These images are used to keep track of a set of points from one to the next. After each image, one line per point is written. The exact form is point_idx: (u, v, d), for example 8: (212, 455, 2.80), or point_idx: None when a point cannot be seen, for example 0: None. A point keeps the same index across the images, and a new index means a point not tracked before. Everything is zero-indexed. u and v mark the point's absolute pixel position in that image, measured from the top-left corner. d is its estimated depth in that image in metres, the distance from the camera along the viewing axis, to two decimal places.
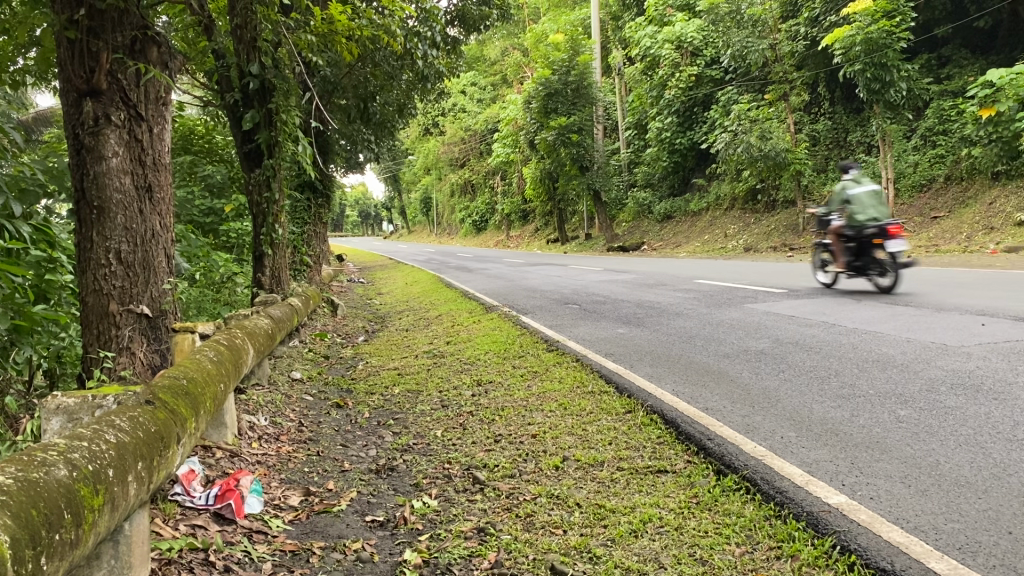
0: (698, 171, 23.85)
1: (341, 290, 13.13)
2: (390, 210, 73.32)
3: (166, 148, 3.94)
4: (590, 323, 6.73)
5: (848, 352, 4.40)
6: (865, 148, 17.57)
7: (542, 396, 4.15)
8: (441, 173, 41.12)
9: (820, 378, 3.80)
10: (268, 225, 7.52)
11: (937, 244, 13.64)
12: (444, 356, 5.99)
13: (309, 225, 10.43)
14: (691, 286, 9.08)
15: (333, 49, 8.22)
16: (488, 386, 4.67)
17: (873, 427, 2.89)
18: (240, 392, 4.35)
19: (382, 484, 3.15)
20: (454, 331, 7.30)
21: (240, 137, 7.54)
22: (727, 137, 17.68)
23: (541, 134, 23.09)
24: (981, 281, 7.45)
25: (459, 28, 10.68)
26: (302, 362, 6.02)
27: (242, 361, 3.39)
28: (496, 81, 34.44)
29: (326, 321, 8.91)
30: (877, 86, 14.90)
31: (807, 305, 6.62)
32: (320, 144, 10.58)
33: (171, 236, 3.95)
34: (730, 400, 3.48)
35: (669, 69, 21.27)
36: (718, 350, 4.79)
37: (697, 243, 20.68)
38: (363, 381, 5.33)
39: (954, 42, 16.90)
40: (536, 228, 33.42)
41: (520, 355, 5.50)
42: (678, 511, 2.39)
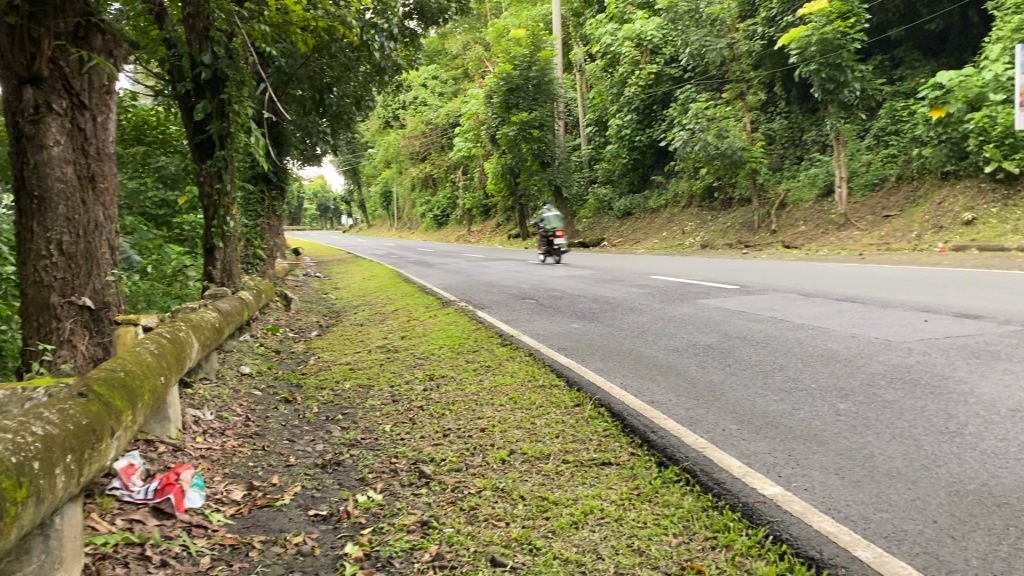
0: (657, 168, 24.05)
1: (297, 284, 13.01)
2: (350, 204, 72.87)
3: (111, 137, 3.86)
4: (544, 318, 6.75)
5: (793, 347, 4.48)
6: (820, 147, 18.10)
7: (493, 390, 4.16)
8: (402, 167, 40.93)
9: (765, 372, 3.85)
10: (219, 217, 7.42)
11: (888, 242, 13.92)
12: (398, 350, 5.97)
13: (263, 218, 10.32)
14: (647, 282, 9.16)
15: (288, 39, 8.13)
16: (439, 380, 4.67)
17: (813, 420, 2.94)
18: (186, 386, 4.29)
19: (328, 478, 3.13)
20: (409, 325, 7.29)
21: (191, 128, 7.47)
22: (684, 135, 17.84)
23: (502, 129, 23.08)
24: (926, 279, 7.63)
25: (418, 21, 10.64)
26: (252, 356, 5.96)
27: (186, 354, 3.33)
28: (458, 75, 34.39)
29: (279, 315, 8.82)
30: (832, 86, 15.21)
31: (757, 301, 6.71)
32: (275, 136, 10.49)
33: (115, 227, 3.88)
34: (676, 394, 3.52)
35: (629, 66, 21.45)
36: (669, 345, 4.84)
37: (656, 240, 20.85)
38: (314, 376, 5.29)
39: (906, 44, 17.25)
40: (498, 223, 33.46)
41: (473, 349, 5.51)
42: (619, 502, 2.42)
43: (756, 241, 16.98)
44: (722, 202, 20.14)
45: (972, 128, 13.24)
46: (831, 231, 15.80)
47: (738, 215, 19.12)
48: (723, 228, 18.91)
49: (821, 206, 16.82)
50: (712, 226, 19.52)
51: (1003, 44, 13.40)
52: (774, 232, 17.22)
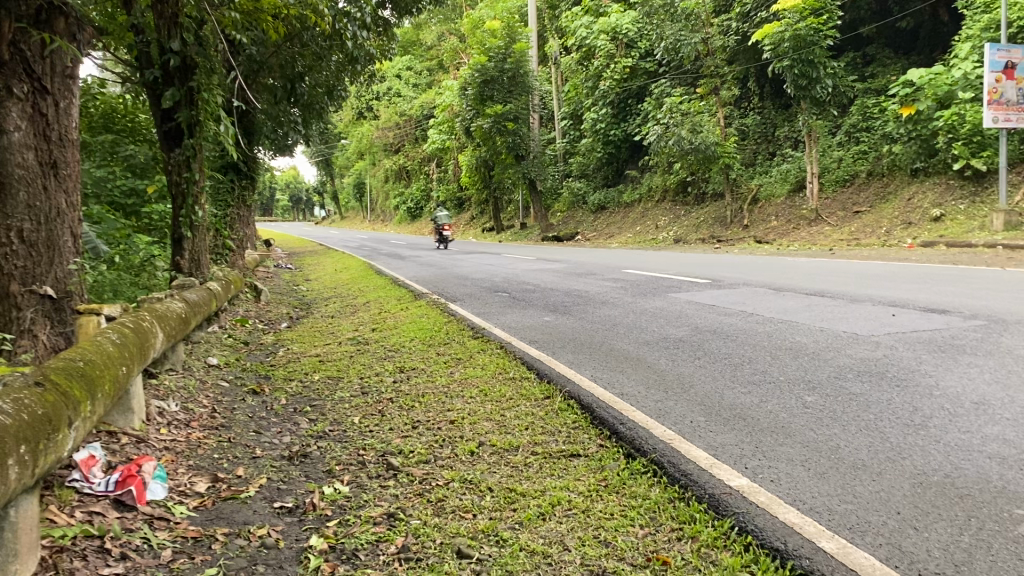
0: (631, 163, 24.13)
1: (268, 276, 12.88)
2: (323, 196, 72.37)
3: (73, 123, 3.79)
4: (516, 311, 6.73)
5: (762, 340, 4.50)
6: (793, 143, 18.24)
7: (464, 382, 4.14)
8: (376, 158, 40.66)
9: (734, 365, 3.87)
10: (188, 206, 7.33)
11: (858, 238, 14.06)
12: (368, 343, 5.93)
13: (233, 208, 10.21)
14: (620, 276, 9.19)
15: (260, 26, 8.03)
16: (410, 372, 4.64)
17: (780, 412, 2.96)
18: (151, 377, 4.23)
19: (294, 471, 3.10)
20: (381, 317, 7.25)
21: (159, 115, 7.30)
22: (659, 130, 17.90)
23: (477, 121, 23.01)
24: (894, 274, 7.71)
25: (392, 11, 10.56)
26: (220, 348, 5.90)
27: (150, 345, 3.27)
28: (433, 67, 34.31)
29: (249, 306, 8.72)
30: (804, 82, 15.34)
31: (729, 295, 6.75)
32: (246, 125, 10.38)
33: (77, 214, 3.80)
34: (645, 386, 3.52)
35: (604, 60, 21.51)
36: (639, 338, 4.84)
37: (629, 234, 20.92)
38: (282, 368, 5.24)
39: (877, 42, 17.46)
40: (472, 216, 33.40)
41: (445, 342, 5.49)
42: (586, 494, 2.41)
43: (728, 236, 17.07)
44: (695, 197, 20.23)
45: (941, 126, 13.44)
46: (802, 226, 15.93)
47: (711, 210, 19.24)
48: (696, 223, 19.00)
49: (793, 202, 16.95)
50: (685, 221, 19.61)
51: (972, 42, 13.60)
52: (746, 227, 17.33)
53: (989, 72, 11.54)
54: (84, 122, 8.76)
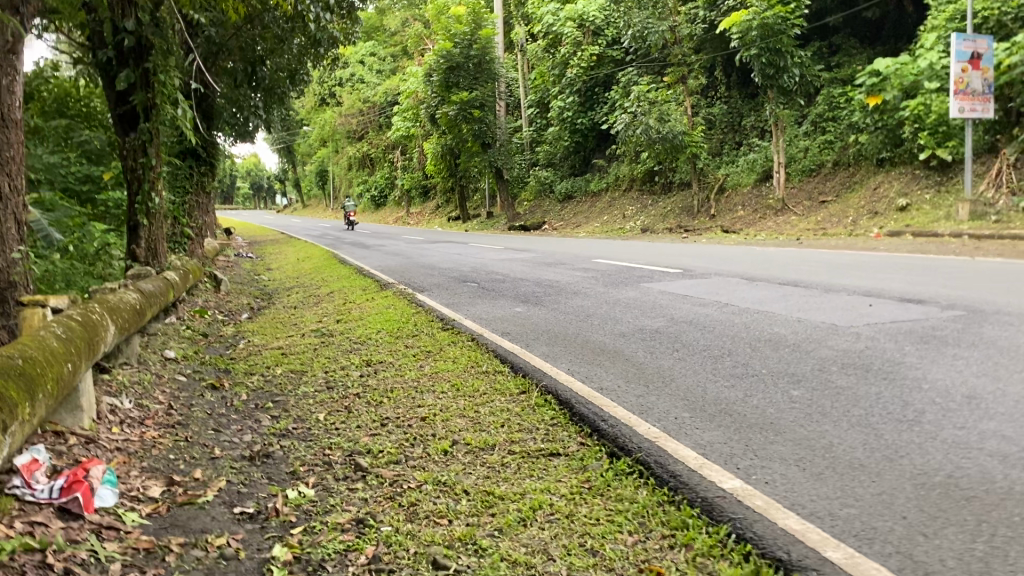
0: (598, 151, 24.07)
1: (229, 265, 12.57)
2: (286, 184, 71.53)
3: (17, 102, 3.55)
4: (486, 301, 6.56)
5: (740, 332, 4.39)
6: (759, 133, 18.28)
7: (433, 376, 3.98)
8: (339, 145, 40.13)
9: (714, 357, 3.75)
10: (144, 192, 7.05)
11: (824, 227, 14.10)
12: (333, 335, 5.74)
13: (192, 195, 9.91)
14: (590, 265, 9.08)
15: (218, 6, 7.76)
16: (378, 365, 4.47)
17: (767, 407, 2.84)
18: (104, 371, 4.01)
19: (256, 472, 2.92)
20: (346, 308, 7.05)
21: (114, 98, 7.04)
22: (625, 119, 17.82)
23: (443, 109, 22.73)
24: (865, 264, 7.69)
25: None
26: (177, 340, 5.67)
27: (100, 338, 3.06)
28: (398, 53, 33.97)
29: (209, 297, 8.46)
30: (772, 71, 15.36)
31: (701, 284, 6.65)
32: (204, 109, 10.08)
33: (21, 199, 3.55)
34: (624, 380, 3.38)
35: (571, 48, 21.36)
36: (615, 329, 4.70)
37: (597, 223, 20.82)
38: (243, 361, 5.03)
39: (843, 32, 17.54)
40: (437, 204, 33.13)
41: (413, 333, 5.31)
42: (569, 497, 2.27)
43: (695, 226, 17.03)
44: (662, 186, 20.22)
45: (907, 116, 13.52)
46: (768, 216, 15.95)
47: (677, 199, 19.22)
48: (663, 213, 18.96)
49: (759, 191, 16.99)
50: (652, 210, 19.60)
51: (938, 33, 13.69)
52: (713, 216, 17.33)
53: (956, 62, 11.60)
54: (37, 106, 8.40)
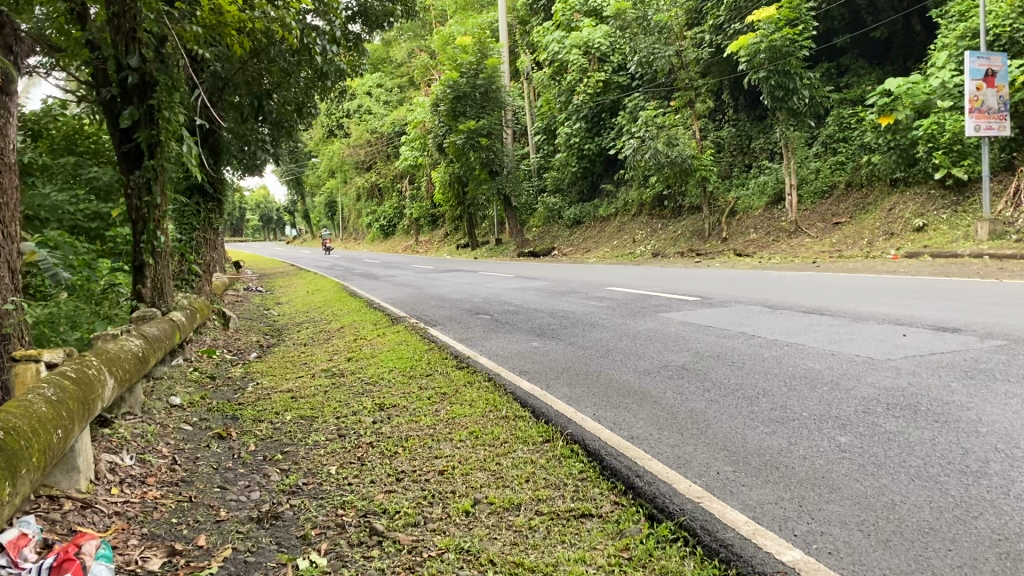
0: (606, 177, 23.97)
1: (237, 300, 12.41)
2: (294, 214, 71.80)
3: (9, 144, 3.42)
4: (501, 335, 6.34)
5: (772, 368, 4.17)
6: (769, 155, 18.13)
7: (450, 423, 3.76)
8: (347, 176, 40.17)
9: (748, 398, 3.53)
10: (150, 232, 6.89)
11: (840, 249, 13.88)
12: (344, 375, 5.52)
13: (199, 231, 9.77)
14: (604, 294, 8.87)
15: (223, 41, 7.67)
16: (392, 410, 4.25)
17: (815, 459, 2.62)
18: (105, 424, 3.80)
19: (264, 537, 2.70)
20: (356, 345, 6.84)
21: (117, 136, 6.85)
22: (634, 143, 17.70)
23: (450, 138, 22.65)
24: (887, 288, 7.48)
25: (362, 25, 10.51)
26: (184, 384, 5.48)
27: (95, 397, 2.84)
28: (404, 83, 34.20)
29: (217, 335, 8.28)
30: (781, 93, 15.20)
31: (722, 314, 6.44)
32: (211, 145, 9.97)
33: (15, 246, 3.40)
34: (656, 427, 3.16)
35: (576, 74, 21.27)
36: (639, 366, 4.48)
37: (607, 248, 20.64)
38: (251, 407, 4.81)
39: (852, 53, 17.43)
40: (446, 233, 33.06)
41: (427, 373, 5.09)
42: (608, 569, 2.04)
43: (708, 250, 16.82)
44: (672, 210, 20.05)
45: (920, 135, 13.36)
46: (781, 238, 15.73)
47: (688, 223, 19.04)
48: (674, 237, 18.76)
49: (771, 214, 16.78)
50: (662, 234, 19.42)
51: (948, 51, 13.54)
52: (725, 240, 17.13)
53: (970, 80, 11.42)
54: (46, 144, 8.35)
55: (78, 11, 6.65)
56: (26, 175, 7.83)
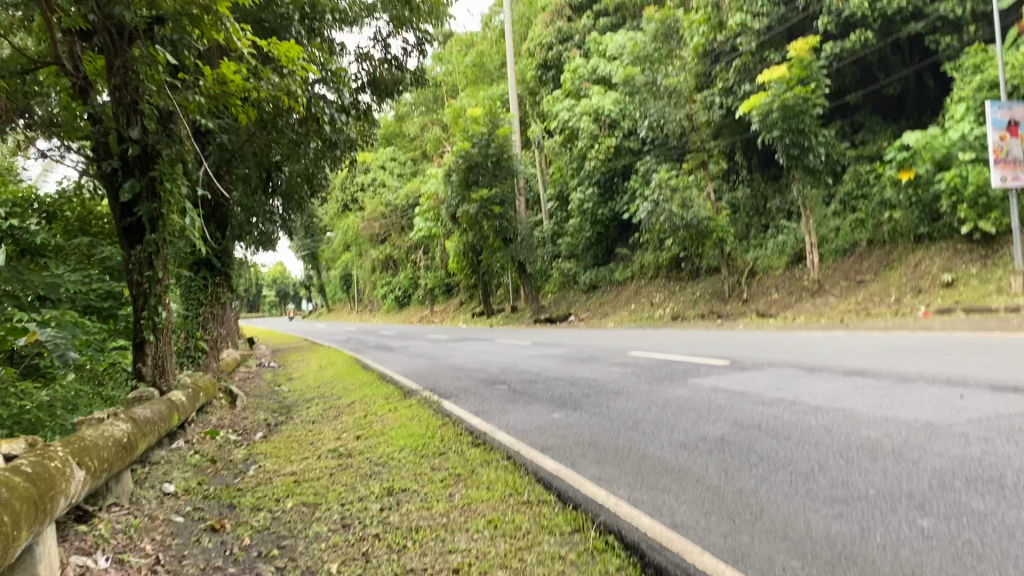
0: (621, 241, 23.80)
1: (248, 377, 12.08)
2: (309, 288, 72.17)
3: None
4: (519, 407, 5.92)
5: (823, 438, 3.75)
6: (786, 215, 17.87)
7: (465, 509, 3.35)
8: (361, 249, 40.23)
9: (803, 475, 3.12)
10: (150, 307, 6.58)
11: (867, 307, 13.44)
12: (352, 456, 5.12)
13: (205, 306, 9.50)
14: (626, 359, 8.49)
15: (228, 111, 7.47)
16: (402, 495, 3.84)
17: (898, 548, 2.22)
18: (83, 518, 3.43)
19: None
20: (366, 422, 6.44)
21: (118, 210, 6.66)
22: (649, 206, 17.55)
23: (463, 207, 22.58)
24: (927, 346, 7.07)
25: (372, 95, 10.42)
26: (180, 470, 5.11)
27: (52, 491, 2.49)
28: (417, 156, 34.58)
29: (223, 414, 7.94)
30: (796, 152, 15.05)
31: (755, 378, 6.02)
32: (218, 219, 9.78)
33: None
34: (703, 513, 2.76)
35: (587, 140, 21.28)
36: (672, 439, 4.06)
37: (624, 312, 20.27)
38: (250, 494, 4.41)
39: (865, 109, 17.31)
40: (461, 301, 32.84)
41: (440, 452, 4.68)
42: None
43: (729, 311, 16.44)
44: (689, 272, 19.74)
45: (943, 189, 13.06)
46: (805, 298, 15.32)
47: (706, 285, 18.71)
48: (693, 299, 18.38)
49: (792, 273, 16.40)
50: (681, 296, 19.04)
51: (966, 103, 13.35)
52: (745, 301, 16.71)
53: (993, 131, 11.15)
54: (60, 226, 8.20)
55: (80, 85, 6.56)
56: (38, 256, 7.60)
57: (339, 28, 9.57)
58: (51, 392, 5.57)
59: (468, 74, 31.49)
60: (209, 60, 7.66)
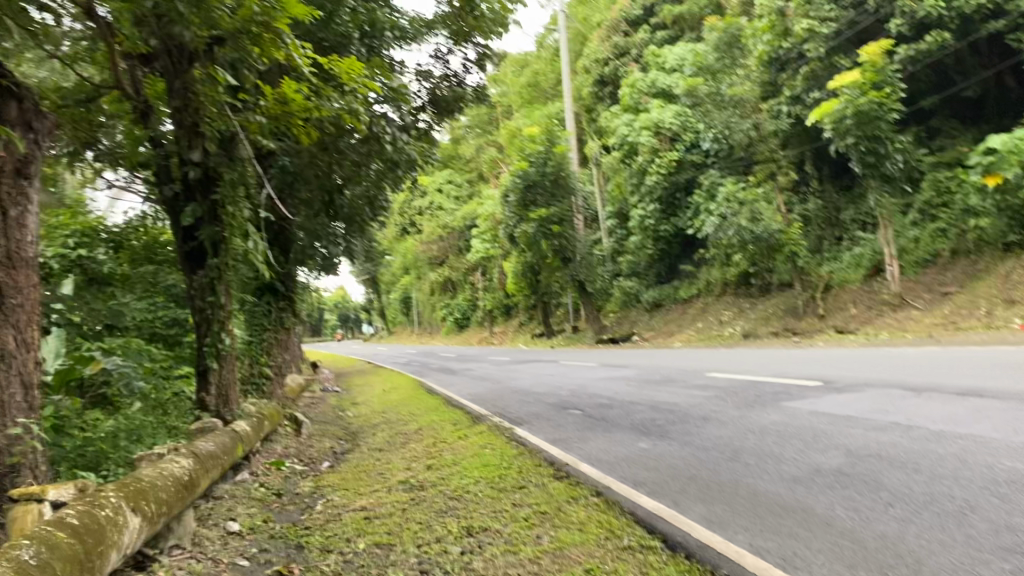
0: (684, 257, 23.20)
1: (312, 403, 11.94)
2: (371, 313, 72.78)
3: (32, 236, 3.24)
4: (599, 434, 5.51)
5: (960, 470, 3.30)
6: (861, 226, 17.14)
7: (559, 554, 2.98)
8: (420, 272, 40.29)
9: (955, 517, 2.68)
10: (213, 333, 6.41)
11: (956, 321, 12.67)
12: (424, 489, 4.79)
13: (270, 331, 9.40)
14: (705, 381, 8.03)
15: (290, 133, 7.29)
16: (483, 536, 3.48)
17: None
18: (142, 567, 3.19)
19: None
20: (437, 450, 6.12)
21: (180, 235, 6.52)
22: (715, 221, 17.05)
23: (522, 227, 22.32)
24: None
25: (433, 114, 10.20)
26: (245, 505, 4.83)
27: (99, 552, 2.30)
28: (474, 177, 34.56)
29: (289, 442, 7.72)
30: (872, 159, 14.41)
31: (856, 401, 5.53)
32: (281, 242, 9.67)
33: (34, 355, 3.22)
34: (848, 567, 2.35)
35: (648, 156, 20.84)
36: (783, 472, 3.64)
37: (691, 331, 19.66)
38: (319, 533, 4.10)
39: (942, 114, 16.52)
40: (521, 322, 32.53)
41: (520, 485, 4.31)
42: None
43: (803, 328, 15.76)
44: (759, 288, 19.09)
45: None
46: (885, 312, 14.59)
47: (777, 300, 18.03)
48: (764, 316, 17.70)
49: (870, 286, 15.65)
50: (751, 313, 18.39)
51: None
52: (821, 317, 16.00)
53: None
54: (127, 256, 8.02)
55: (140, 108, 6.33)
56: (105, 284, 7.51)
57: (399, 46, 9.37)
58: (116, 421, 5.41)
59: (523, 94, 31.43)
60: (270, 81, 7.51)
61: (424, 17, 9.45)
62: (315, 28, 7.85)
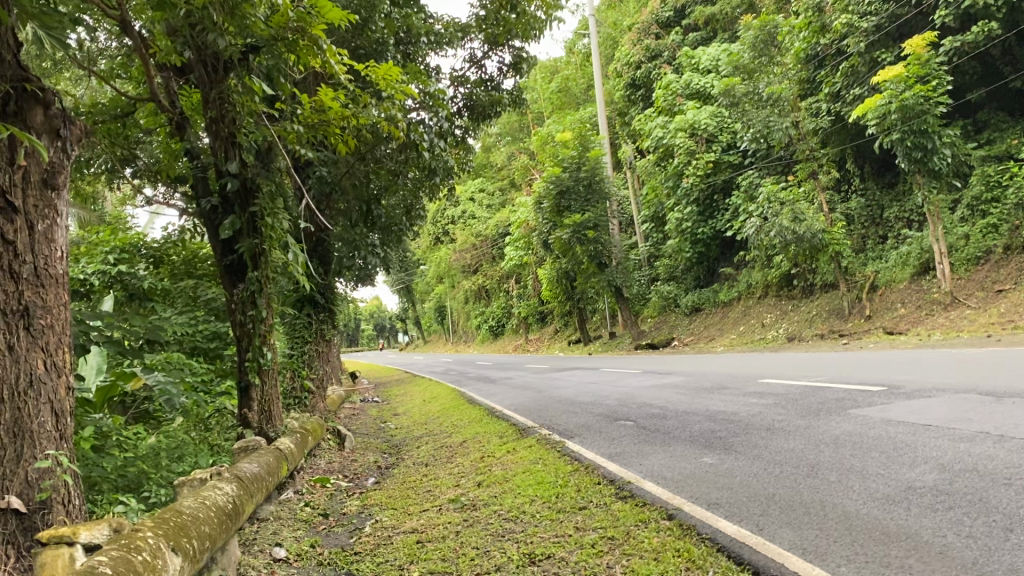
0: (723, 259, 22.74)
1: (352, 415, 11.78)
2: (405, 322, 72.95)
3: (59, 250, 3.06)
4: (658, 448, 5.23)
5: None
6: (907, 224, 16.61)
7: None
8: (454, 281, 40.17)
9: None
10: (255, 348, 6.19)
11: (1013, 320, 12.14)
12: (477, 509, 4.55)
13: (312, 344, 9.22)
14: (760, 388, 7.69)
15: (327, 141, 7.12)
16: (548, 565, 3.22)
17: None
18: None
19: None
20: (484, 466, 5.88)
21: (218, 248, 6.35)
22: (756, 222, 16.69)
23: (556, 233, 22.08)
24: None
25: (468, 119, 9.98)
26: (291, 528, 4.63)
27: None
28: (506, 185, 34.32)
29: (331, 458, 7.53)
30: (920, 154, 13.79)
31: (932, 408, 5.18)
32: (319, 254, 9.50)
33: (65, 378, 3.03)
34: None
35: (684, 157, 20.47)
36: (872, 491, 3.35)
37: (733, 335, 19.23)
38: (370, 559, 3.87)
39: (990, 107, 15.93)
40: (556, 328, 32.21)
41: (580, 506, 4.05)
42: None
43: (851, 329, 15.30)
44: (802, 289, 18.61)
45: None
46: (937, 312, 14.07)
47: (822, 302, 17.55)
48: (808, 318, 17.23)
49: (920, 285, 15.14)
50: (795, 316, 17.93)
51: None
52: (869, 317, 15.51)
53: None
54: (166, 270, 7.95)
55: (177, 121, 6.21)
56: (146, 300, 7.43)
57: (433, 52, 9.18)
58: (159, 438, 5.28)
59: (554, 100, 31.18)
60: (306, 90, 7.35)
61: (458, 21, 9.25)
62: (349, 35, 7.68)
